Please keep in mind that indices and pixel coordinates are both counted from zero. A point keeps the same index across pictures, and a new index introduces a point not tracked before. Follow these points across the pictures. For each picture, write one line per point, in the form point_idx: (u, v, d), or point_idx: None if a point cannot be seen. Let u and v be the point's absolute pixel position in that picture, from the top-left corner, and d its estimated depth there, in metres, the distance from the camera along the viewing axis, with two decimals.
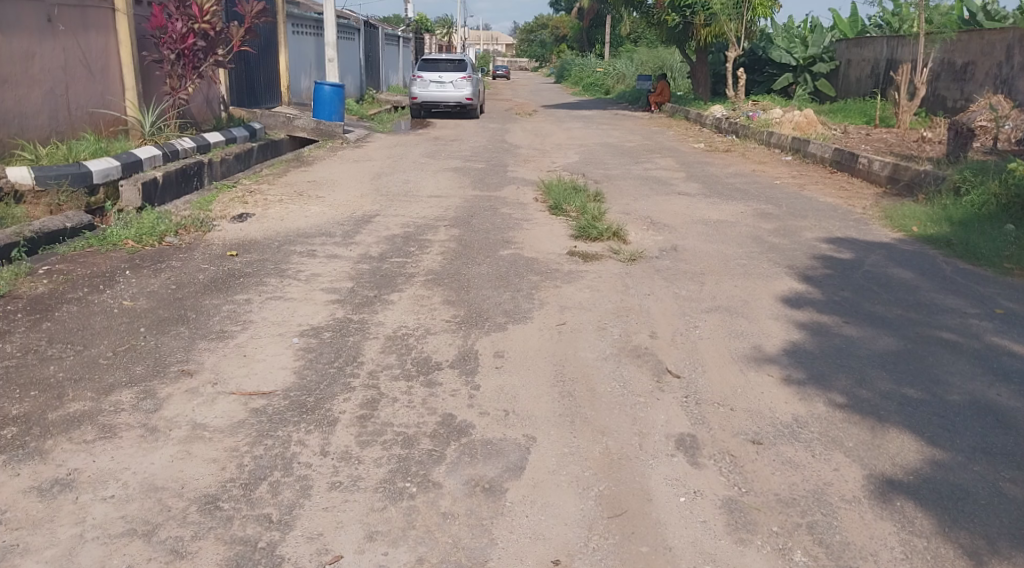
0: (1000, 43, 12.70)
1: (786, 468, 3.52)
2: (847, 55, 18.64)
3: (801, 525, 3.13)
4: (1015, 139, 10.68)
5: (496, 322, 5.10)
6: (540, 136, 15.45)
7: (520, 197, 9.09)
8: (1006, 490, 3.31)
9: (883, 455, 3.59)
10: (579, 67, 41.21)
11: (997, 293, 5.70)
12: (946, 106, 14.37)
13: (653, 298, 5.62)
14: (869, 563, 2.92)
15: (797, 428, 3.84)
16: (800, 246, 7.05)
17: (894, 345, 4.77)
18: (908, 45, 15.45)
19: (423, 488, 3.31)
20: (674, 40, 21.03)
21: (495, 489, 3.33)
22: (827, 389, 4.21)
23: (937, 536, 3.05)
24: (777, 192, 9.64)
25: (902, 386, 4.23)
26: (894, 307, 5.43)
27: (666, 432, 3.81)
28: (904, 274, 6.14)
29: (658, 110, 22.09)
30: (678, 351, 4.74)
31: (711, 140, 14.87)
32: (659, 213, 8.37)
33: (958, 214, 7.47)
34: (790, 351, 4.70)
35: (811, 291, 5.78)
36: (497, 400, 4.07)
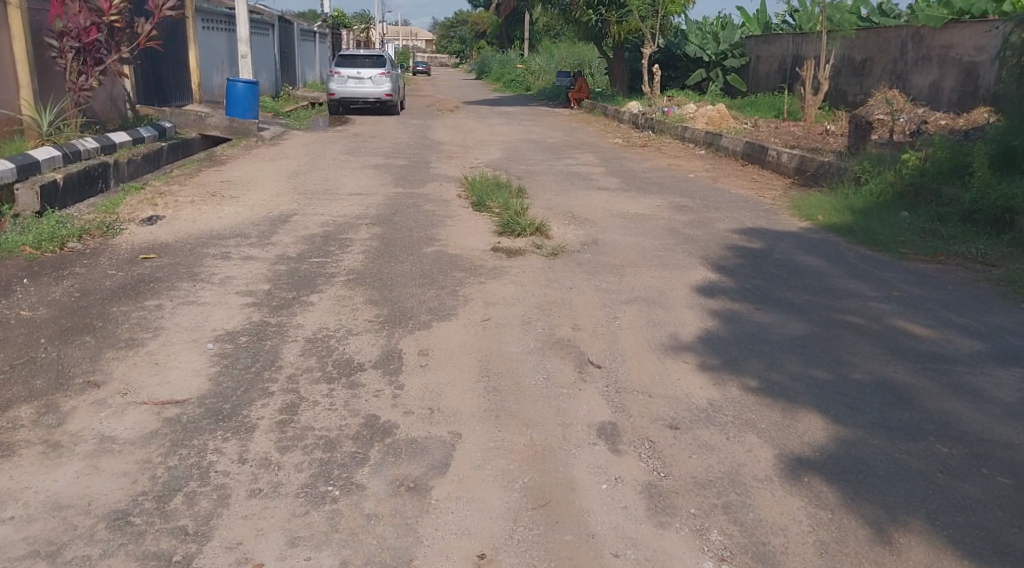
0: (895, 39, 13.29)
1: (702, 451, 3.64)
2: (756, 51, 19.17)
3: (717, 506, 3.24)
4: (909, 132, 11.03)
5: (420, 320, 5.10)
6: (463, 133, 15.45)
7: (443, 193, 9.08)
8: (905, 462, 3.50)
9: (792, 434, 3.75)
10: (499, 63, 41.19)
11: (896, 277, 5.98)
12: (847, 100, 14.99)
13: (575, 291, 5.71)
14: (779, 538, 3.05)
15: (711, 412, 3.98)
16: (714, 237, 7.25)
17: (803, 329, 4.97)
18: (812, 41, 16.06)
19: (346, 491, 3.30)
20: (590, 38, 21.29)
21: (421, 487, 3.34)
22: (740, 373, 4.37)
23: (842, 508, 3.20)
24: (693, 185, 9.89)
25: (810, 368, 4.42)
26: (802, 293, 5.66)
27: (588, 421, 3.89)
28: (811, 261, 6.40)
29: (577, 106, 22.35)
30: (600, 342, 4.83)
31: (628, 136, 15.14)
32: (580, 207, 8.49)
33: (859, 203, 7.80)
34: (704, 339, 4.85)
35: (724, 279, 5.97)
36: (422, 398, 4.08)
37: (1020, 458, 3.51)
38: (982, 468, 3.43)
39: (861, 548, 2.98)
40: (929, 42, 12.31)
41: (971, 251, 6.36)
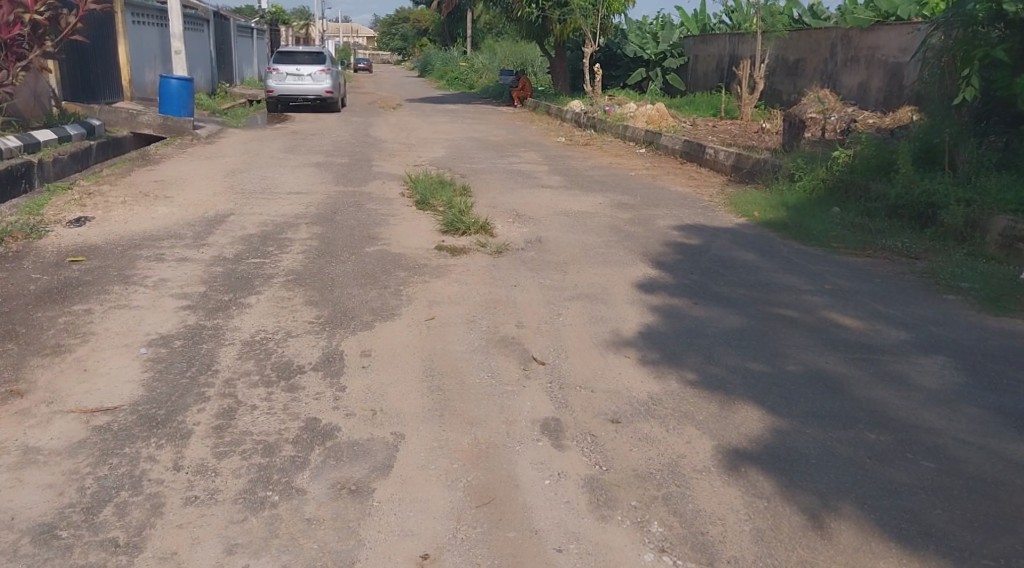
0: (825, 41, 13.66)
1: (643, 444, 3.70)
2: (695, 51, 19.48)
3: (657, 497, 3.30)
4: (840, 130, 11.35)
5: (362, 320, 5.06)
6: (405, 130, 15.37)
7: (385, 192, 9.03)
8: (836, 449, 3.61)
9: (729, 426, 3.83)
10: (442, 61, 41.07)
11: (828, 270, 6.16)
12: (782, 99, 15.35)
13: (519, 289, 5.74)
14: (717, 527, 3.11)
15: (652, 405, 4.04)
16: (654, 234, 7.35)
17: (739, 323, 5.08)
18: (747, 42, 16.41)
19: (286, 496, 3.26)
20: (532, 36, 21.35)
21: (363, 490, 3.32)
22: (679, 366, 4.46)
23: (777, 497, 3.28)
24: (634, 183, 10.02)
25: (746, 360, 4.53)
26: (738, 287, 5.78)
27: (532, 418, 3.92)
28: (747, 256, 6.55)
29: (520, 105, 22.43)
30: (544, 339, 4.86)
31: (571, 134, 15.26)
32: (523, 205, 8.53)
33: (792, 199, 8.01)
34: (645, 333, 4.93)
35: (663, 275, 6.07)
36: (364, 400, 4.06)
37: (944, 442, 3.65)
38: (908, 453, 3.56)
39: (794, 534, 3.06)
40: (857, 43, 12.68)
41: (898, 245, 6.58)
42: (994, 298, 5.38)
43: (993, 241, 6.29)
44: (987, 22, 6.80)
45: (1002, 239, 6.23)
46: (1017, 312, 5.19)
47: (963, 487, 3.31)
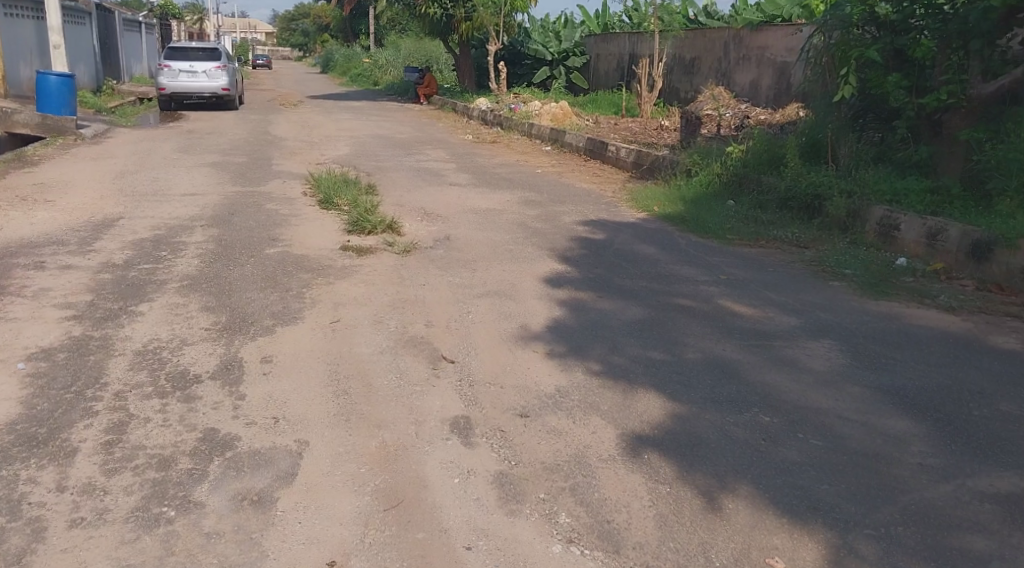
0: (719, 41, 14.12)
1: (551, 436, 3.76)
2: (596, 50, 19.81)
3: (564, 488, 3.37)
4: (734, 126, 11.77)
5: (263, 326, 4.96)
6: (307, 128, 15.09)
7: (286, 191, 8.85)
8: (733, 432, 3.76)
9: (632, 414, 3.94)
10: (344, 57, 40.46)
11: (724, 261, 6.40)
12: (679, 97, 15.80)
13: (427, 287, 5.74)
14: (622, 514, 3.20)
15: (559, 397, 4.12)
16: (560, 229, 7.46)
17: (641, 314, 5.22)
18: (646, 41, 16.81)
19: (182, 511, 3.17)
20: (435, 33, 21.27)
21: (265, 500, 3.26)
22: (585, 358, 4.55)
23: (678, 481, 3.40)
24: (540, 180, 10.14)
25: (648, 350, 4.66)
26: (641, 280, 5.93)
27: (440, 417, 3.94)
28: (650, 249, 6.73)
29: (426, 102, 22.34)
30: (452, 337, 4.88)
31: (477, 132, 15.32)
32: (430, 203, 8.51)
33: (690, 193, 8.27)
34: (552, 327, 5.01)
35: (570, 270, 6.17)
36: (265, 407, 3.98)
37: (832, 421, 3.85)
38: (798, 433, 3.75)
39: (694, 517, 3.17)
40: (748, 42, 13.16)
41: (788, 235, 6.88)
42: (874, 283, 5.70)
43: (873, 230, 6.66)
44: (861, 23, 7.19)
45: (879, 229, 6.60)
46: (895, 295, 5.52)
47: (848, 462, 3.50)
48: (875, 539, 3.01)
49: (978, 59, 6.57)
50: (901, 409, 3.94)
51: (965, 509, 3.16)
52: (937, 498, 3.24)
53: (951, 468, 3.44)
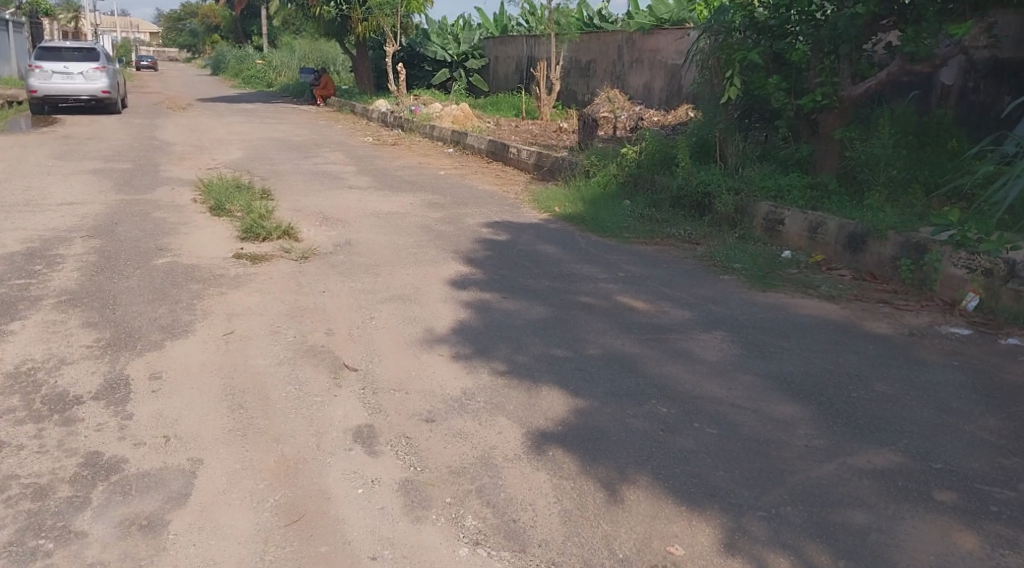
0: (613, 44, 14.47)
1: (456, 440, 3.80)
2: (495, 52, 19.95)
3: (470, 491, 3.41)
4: (629, 128, 12.09)
5: (150, 340, 4.82)
6: (196, 132, 14.64)
7: (175, 199, 8.59)
8: (632, 424, 3.89)
9: (536, 411, 4.03)
10: (236, 58, 39.39)
11: (623, 259, 6.58)
12: (577, 98, 16.10)
13: (327, 294, 5.69)
14: (527, 512, 3.26)
15: (465, 400, 4.16)
16: (463, 231, 7.51)
17: (544, 313, 5.32)
18: (543, 43, 17.07)
19: (63, 542, 3.05)
20: (331, 34, 21.00)
21: (155, 523, 3.17)
22: (490, 359, 4.61)
23: (581, 476, 3.49)
24: (442, 182, 10.16)
25: (551, 348, 4.76)
26: (543, 280, 6.04)
27: (343, 427, 3.92)
28: (551, 249, 6.85)
29: (324, 104, 21.99)
30: (354, 344, 4.86)
31: (378, 134, 15.20)
32: (330, 207, 8.42)
33: (589, 194, 8.47)
34: (457, 329, 5.05)
35: (474, 272, 6.22)
36: (154, 427, 3.88)
37: (725, 409, 4.03)
38: (694, 422, 3.91)
39: (597, 510, 3.27)
40: (641, 45, 13.54)
41: (680, 232, 7.15)
42: (761, 276, 5.99)
43: (759, 226, 6.98)
44: (743, 27, 7.48)
45: (766, 224, 6.93)
46: (781, 286, 5.81)
47: (740, 448, 3.68)
48: (766, 519, 3.17)
49: (848, 62, 6.97)
50: (788, 395, 4.16)
51: (846, 485, 3.38)
52: (821, 477, 3.44)
53: (833, 447, 3.66)
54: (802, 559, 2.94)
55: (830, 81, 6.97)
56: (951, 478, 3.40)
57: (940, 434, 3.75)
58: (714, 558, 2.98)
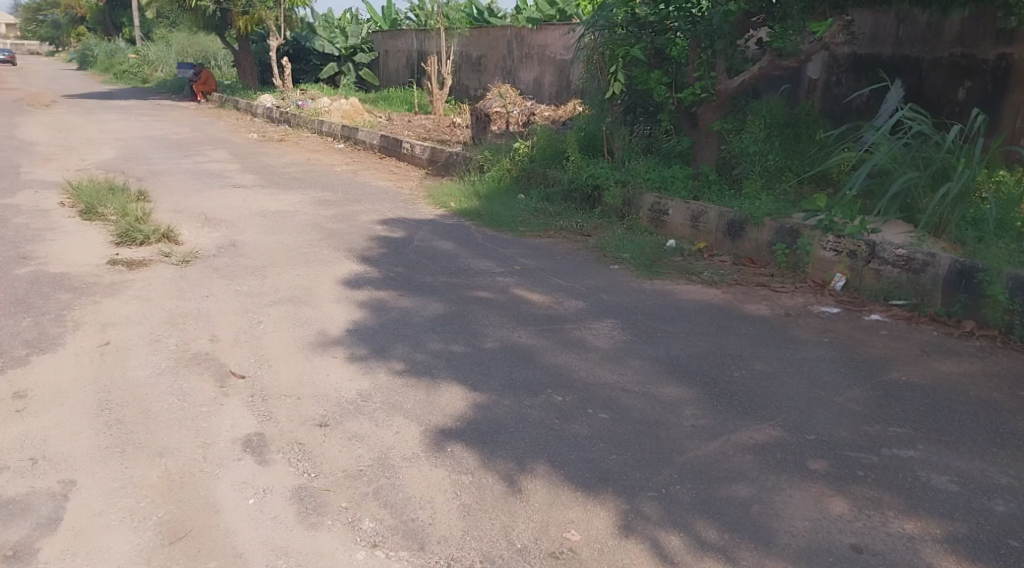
0: (502, 39, 14.54)
1: (352, 443, 3.73)
2: (384, 46, 19.70)
3: (367, 493, 3.36)
4: (522, 122, 11.96)
5: (15, 357, 4.54)
6: (64, 131, 13.87)
7: (41, 203, 8.11)
8: (529, 414, 3.93)
9: (435, 408, 4.01)
10: (108, 52, 37.49)
11: (519, 252, 6.62)
12: (469, 94, 16.09)
13: (211, 299, 5.49)
14: (426, 510, 3.24)
15: (360, 402, 4.10)
16: (356, 229, 7.40)
17: (441, 309, 5.30)
18: (432, 38, 16.98)
19: None
20: (211, 27, 20.26)
21: (23, 553, 3.00)
22: (387, 358, 4.57)
23: (480, 469, 3.50)
24: (333, 179, 9.97)
25: (448, 343, 4.75)
26: (440, 275, 6.02)
27: (231, 437, 3.79)
28: (447, 245, 6.83)
29: (205, 100, 21.18)
30: (241, 350, 4.71)
31: (263, 130, 14.78)
32: (213, 208, 8.13)
33: (482, 188, 8.50)
34: (351, 330, 4.97)
35: (368, 270, 6.13)
36: (22, 449, 3.66)
37: (616, 394, 4.12)
38: (587, 409, 3.98)
39: (496, 502, 3.29)
40: (530, 40, 13.66)
41: (573, 224, 7.28)
42: (649, 264, 6.15)
43: (646, 216, 7.17)
44: (625, 23, 7.54)
45: (651, 214, 7.11)
46: (667, 274, 5.98)
47: (631, 431, 3.77)
48: (658, 499, 3.26)
49: (723, 57, 7.21)
50: (675, 377, 4.29)
51: (729, 462, 3.51)
52: (705, 455, 3.57)
53: (717, 426, 3.79)
54: (691, 536, 3.04)
55: (707, 75, 7.21)
56: (822, 448, 3.58)
57: (813, 407, 3.94)
58: (610, 541, 3.04)
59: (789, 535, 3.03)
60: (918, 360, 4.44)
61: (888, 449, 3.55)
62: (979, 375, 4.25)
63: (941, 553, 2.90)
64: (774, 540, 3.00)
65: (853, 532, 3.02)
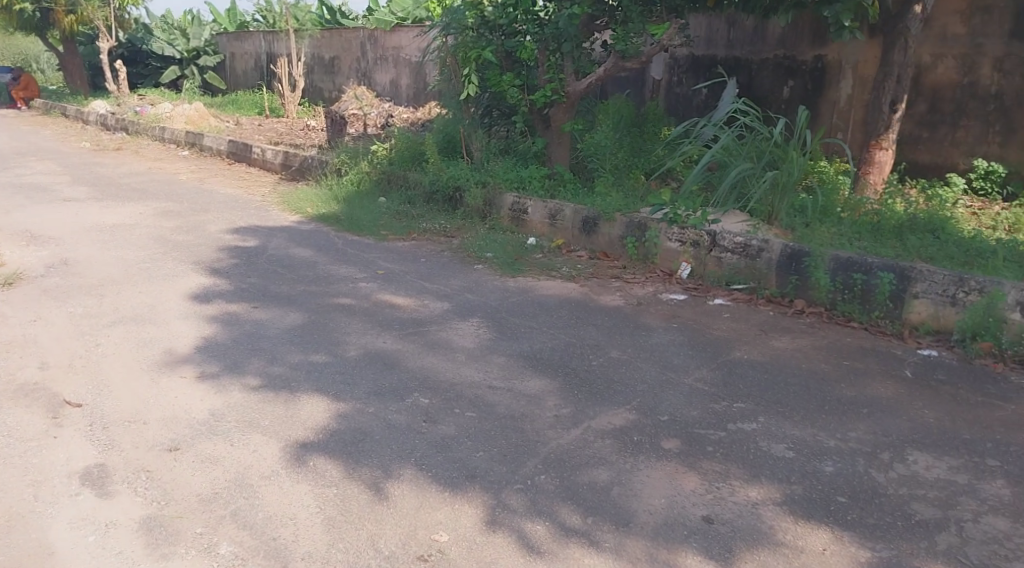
0: (355, 40, 14.37)
1: (204, 465, 3.62)
2: (229, 48, 19.03)
3: (224, 516, 3.27)
4: (380, 125, 12.09)
5: None
6: None
7: None
8: (395, 419, 3.94)
9: (294, 423, 3.95)
10: None
11: (379, 257, 6.59)
12: (323, 96, 15.71)
13: (43, 324, 5.17)
14: (287, 528, 3.19)
15: (213, 422, 3.98)
16: (205, 240, 7.15)
17: (300, 319, 5.22)
18: (281, 39, 16.58)
19: None
20: (31, 28, 18.90)
21: None
22: (242, 374, 4.45)
23: (344, 480, 3.49)
24: (177, 188, 9.56)
25: (308, 354, 4.69)
26: (297, 284, 5.91)
27: (68, 471, 3.60)
28: (303, 252, 6.71)
29: (27, 106, 19.70)
30: (78, 377, 4.46)
31: (98, 139, 13.96)
32: (41, 224, 7.63)
33: (341, 192, 8.42)
34: (201, 347, 4.81)
35: (219, 283, 5.94)
36: None
37: (480, 392, 4.20)
38: (453, 409, 4.03)
39: (361, 511, 3.28)
40: (384, 42, 13.58)
41: (434, 226, 7.34)
42: (511, 262, 6.27)
43: (506, 215, 7.30)
44: (477, 27, 7.66)
45: (512, 214, 7.25)
46: (528, 271, 6.13)
47: (496, 428, 3.85)
48: (523, 491, 3.36)
49: (570, 59, 7.44)
50: (538, 370, 4.42)
51: (590, 447, 3.65)
52: (567, 443, 3.70)
53: (578, 414, 3.94)
54: (556, 524, 3.15)
55: (557, 76, 7.44)
56: (675, 428, 3.79)
57: (665, 389, 4.16)
58: (476, 538, 3.10)
59: (646, 514, 3.19)
60: (757, 339, 4.76)
61: (733, 423, 3.80)
62: (810, 349, 4.60)
63: (780, 515, 3.14)
64: (633, 519, 3.16)
65: (704, 504, 3.22)
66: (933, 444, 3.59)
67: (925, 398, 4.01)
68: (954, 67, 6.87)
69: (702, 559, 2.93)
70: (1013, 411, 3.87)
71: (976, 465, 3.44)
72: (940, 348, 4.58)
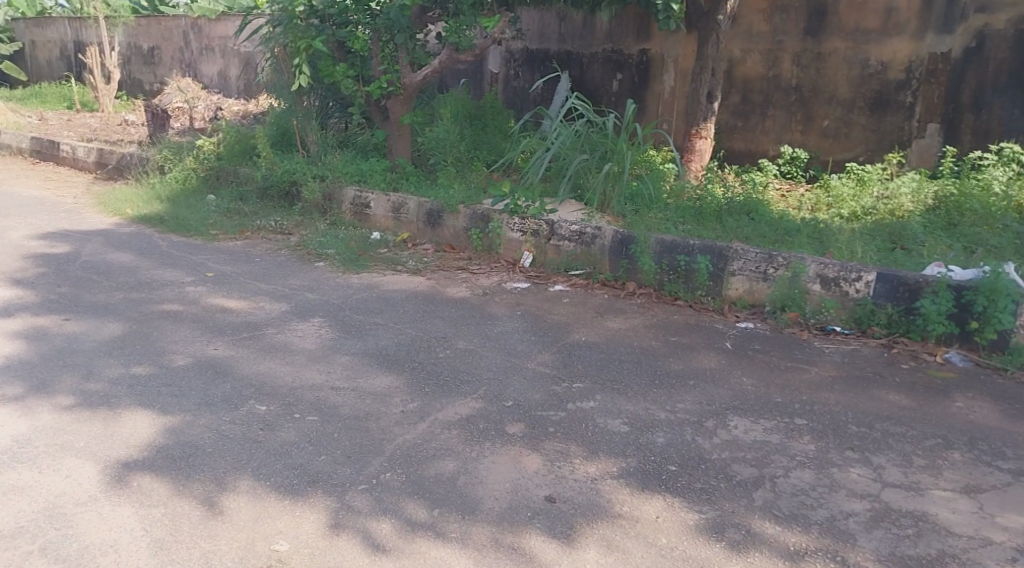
0: (175, 29, 13.60)
1: (8, 497, 3.30)
2: (29, 35, 17.45)
3: (33, 551, 3.00)
4: (208, 117, 11.54)
5: None
6: None
7: None
8: (227, 430, 3.75)
9: (114, 442, 3.68)
10: None
11: (207, 259, 6.26)
12: (143, 89, 14.78)
13: None
14: (106, 556, 2.97)
15: (17, 449, 3.63)
16: (5, 248, 6.52)
17: (119, 330, 4.87)
18: (90, 26, 15.42)
19: None
20: None
21: None
22: (52, 394, 4.09)
23: (172, 498, 3.28)
24: None
25: (129, 367, 4.38)
26: (116, 292, 5.52)
27: None
28: (121, 257, 6.27)
29: None
30: None
31: None
32: None
33: (165, 192, 7.95)
34: (3, 367, 4.38)
35: (25, 295, 5.45)
36: None
37: (322, 395, 4.08)
38: (294, 414, 3.89)
39: (192, 529, 3.10)
40: (207, 32, 12.93)
41: (270, 224, 7.08)
42: (353, 258, 6.14)
43: (348, 210, 7.15)
44: (306, 15, 7.29)
45: (354, 208, 7.10)
46: (372, 266, 6.02)
47: (340, 429, 3.75)
48: (367, 491, 3.28)
49: (405, 51, 7.35)
50: (384, 367, 4.35)
51: (436, 440, 3.63)
52: (414, 437, 3.66)
53: (425, 407, 3.91)
54: (401, 520, 3.11)
55: (392, 68, 7.35)
56: (518, 413, 3.83)
57: (509, 375, 4.21)
58: (318, 544, 3.00)
59: (491, 500, 3.20)
60: (593, 321, 4.91)
61: (572, 403, 3.90)
62: (642, 328, 4.80)
63: (617, 488, 3.24)
64: (478, 507, 3.16)
65: (546, 485, 3.28)
66: (751, 409, 3.83)
67: (745, 368, 4.28)
68: (761, 61, 7.39)
69: (544, 539, 2.97)
70: (817, 373, 4.20)
71: (786, 425, 3.69)
72: (755, 320, 4.90)
